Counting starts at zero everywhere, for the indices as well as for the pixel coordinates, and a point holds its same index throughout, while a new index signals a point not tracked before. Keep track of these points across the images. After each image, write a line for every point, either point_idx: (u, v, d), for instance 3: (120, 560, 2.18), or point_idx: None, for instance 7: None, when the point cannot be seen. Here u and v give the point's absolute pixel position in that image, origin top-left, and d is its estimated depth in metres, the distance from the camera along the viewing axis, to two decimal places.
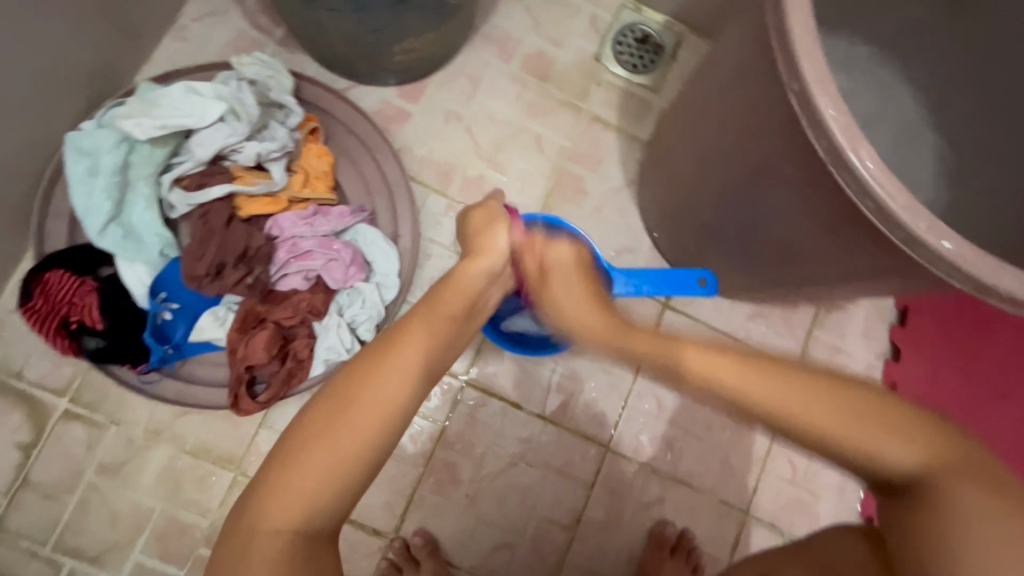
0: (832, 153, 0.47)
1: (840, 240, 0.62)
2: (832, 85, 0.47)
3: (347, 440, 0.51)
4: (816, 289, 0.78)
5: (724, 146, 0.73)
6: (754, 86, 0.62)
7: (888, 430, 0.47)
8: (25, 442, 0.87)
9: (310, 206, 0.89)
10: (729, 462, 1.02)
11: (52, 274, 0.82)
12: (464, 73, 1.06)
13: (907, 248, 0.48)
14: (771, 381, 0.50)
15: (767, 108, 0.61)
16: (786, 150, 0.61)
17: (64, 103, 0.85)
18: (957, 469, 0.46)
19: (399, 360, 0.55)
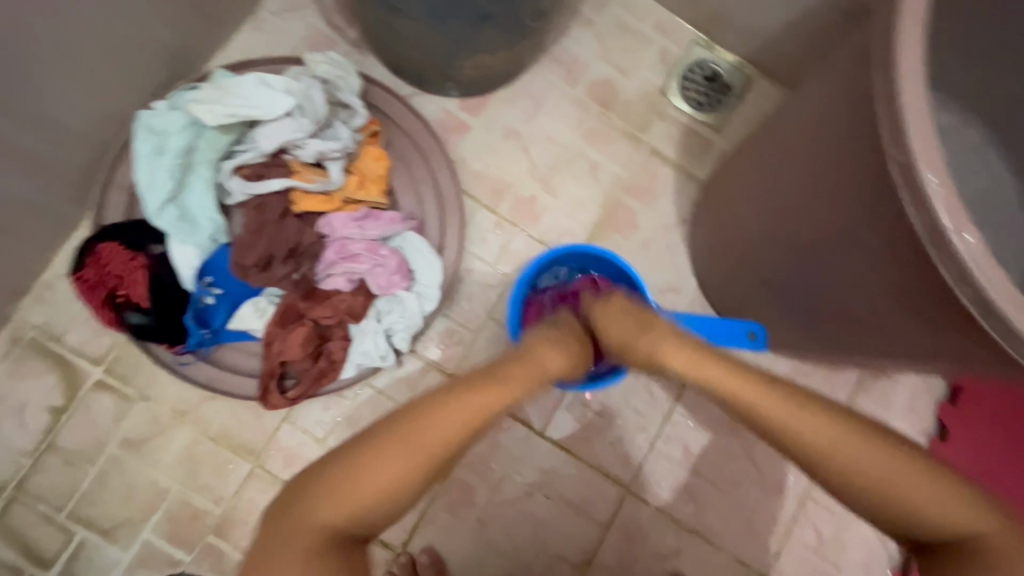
0: (932, 230, 0.45)
1: (918, 317, 0.59)
2: (941, 160, 0.44)
3: (397, 465, 0.57)
4: (873, 361, 0.75)
5: (796, 201, 0.70)
6: (843, 143, 0.60)
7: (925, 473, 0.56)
8: (56, 406, 0.87)
9: (362, 209, 0.88)
10: (753, 522, 0.98)
11: (105, 246, 0.83)
12: (528, 93, 1.06)
13: (1004, 342, 0.45)
14: (802, 414, 0.59)
15: (855, 169, 0.59)
16: (871, 214, 0.58)
17: (140, 80, 0.87)
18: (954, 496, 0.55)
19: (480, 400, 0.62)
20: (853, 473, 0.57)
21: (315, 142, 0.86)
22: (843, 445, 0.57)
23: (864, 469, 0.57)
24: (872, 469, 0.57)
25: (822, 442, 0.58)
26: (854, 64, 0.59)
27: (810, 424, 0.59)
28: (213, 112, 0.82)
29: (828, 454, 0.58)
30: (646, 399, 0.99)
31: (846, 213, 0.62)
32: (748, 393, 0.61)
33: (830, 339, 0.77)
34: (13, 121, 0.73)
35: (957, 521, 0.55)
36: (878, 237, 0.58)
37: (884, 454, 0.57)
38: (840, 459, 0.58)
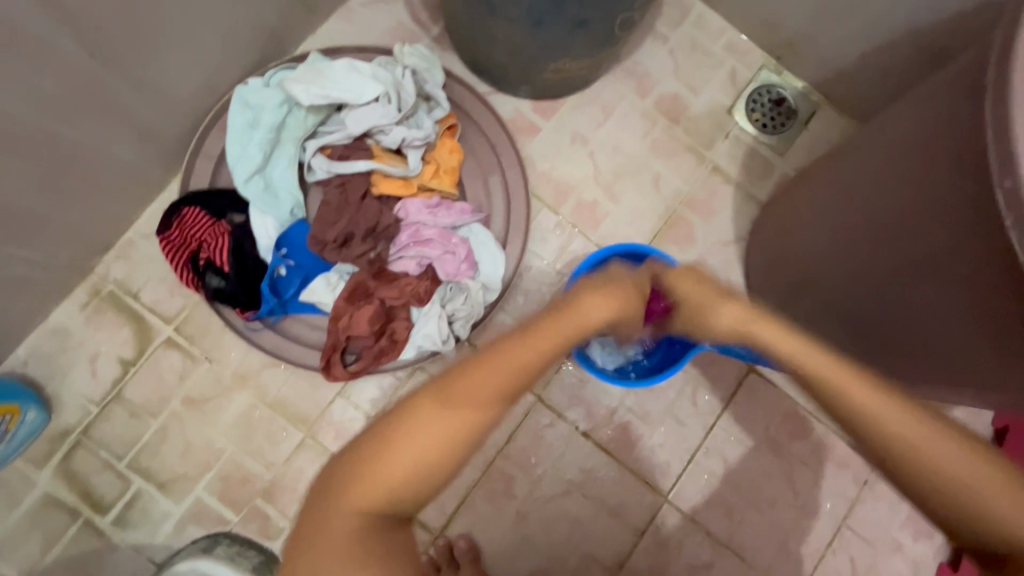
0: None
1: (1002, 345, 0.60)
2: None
3: (416, 445, 0.50)
4: (924, 391, 0.76)
5: (870, 227, 0.71)
6: (932, 173, 0.61)
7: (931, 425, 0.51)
8: (127, 358, 0.91)
9: (435, 197, 0.91)
10: (787, 544, 0.98)
11: (189, 211, 0.88)
12: (599, 101, 1.08)
13: None
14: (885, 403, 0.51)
15: (947, 198, 0.60)
16: (963, 244, 0.59)
17: (239, 58, 0.91)
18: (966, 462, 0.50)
19: (496, 373, 0.53)
20: (919, 456, 0.50)
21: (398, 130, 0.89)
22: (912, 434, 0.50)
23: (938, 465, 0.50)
24: (944, 466, 0.50)
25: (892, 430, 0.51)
26: (952, 96, 0.60)
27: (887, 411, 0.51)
28: (308, 92, 0.86)
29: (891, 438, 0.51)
30: (690, 411, 1.00)
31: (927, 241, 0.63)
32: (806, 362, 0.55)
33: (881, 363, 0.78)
34: (130, 84, 0.77)
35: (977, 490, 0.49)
36: (968, 265, 0.60)
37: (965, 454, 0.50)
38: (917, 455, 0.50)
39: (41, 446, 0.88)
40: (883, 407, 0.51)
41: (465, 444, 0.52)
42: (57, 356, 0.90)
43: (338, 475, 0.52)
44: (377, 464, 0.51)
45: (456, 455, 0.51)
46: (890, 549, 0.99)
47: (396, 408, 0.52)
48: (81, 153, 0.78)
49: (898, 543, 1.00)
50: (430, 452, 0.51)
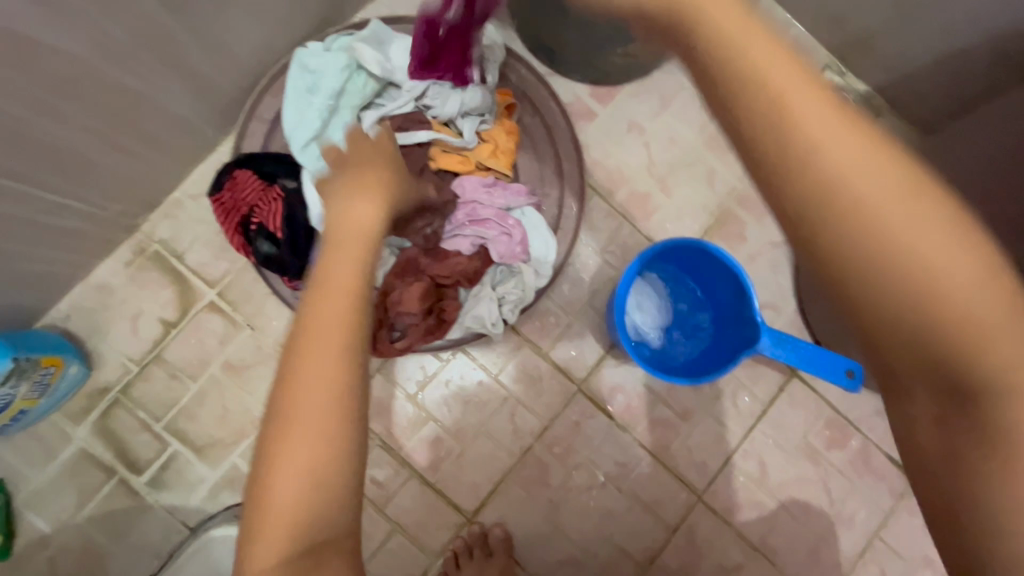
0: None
1: None
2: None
3: (293, 447, 0.46)
4: None
5: None
6: None
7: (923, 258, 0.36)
8: (169, 319, 0.90)
9: (491, 176, 0.90)
10: (819, 551, 0.97)
11: (241, 173, 0.86)
12: (657, 90, 1.06)
13: None
14: (811, 105, 0.36)
15: None
16: None
17: (300, 20, 0.89)
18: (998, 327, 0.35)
19: (318, 348, 0.48)
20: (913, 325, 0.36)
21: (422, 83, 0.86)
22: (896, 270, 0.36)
23: (903, 244, 0.35)
24: (922, 253, 0.34)
25: (821, 155, 0.35)
26: None
27: (813, 117, 0.35)
28: (378, 60, 0.86)
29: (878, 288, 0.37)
30: (730, 411, 0.99)
31: (1012, 253, 0.64)
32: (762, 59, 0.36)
33: None
34: (195, 37, 0.75)
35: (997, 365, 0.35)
36: None
37: (938, 230, 0.35)
38: (836, 192, 0.35)
39: (79, 402, 0.87)
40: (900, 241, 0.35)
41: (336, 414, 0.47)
42: (100, 312, 0.89)
43: (242, 543, 0.46)
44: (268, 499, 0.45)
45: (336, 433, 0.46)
46: (922, 563, 0.98)
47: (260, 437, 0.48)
48: (140, 105, 0.76)
49: (929, 558, 0.99)
50: (308, 453, 0.46)
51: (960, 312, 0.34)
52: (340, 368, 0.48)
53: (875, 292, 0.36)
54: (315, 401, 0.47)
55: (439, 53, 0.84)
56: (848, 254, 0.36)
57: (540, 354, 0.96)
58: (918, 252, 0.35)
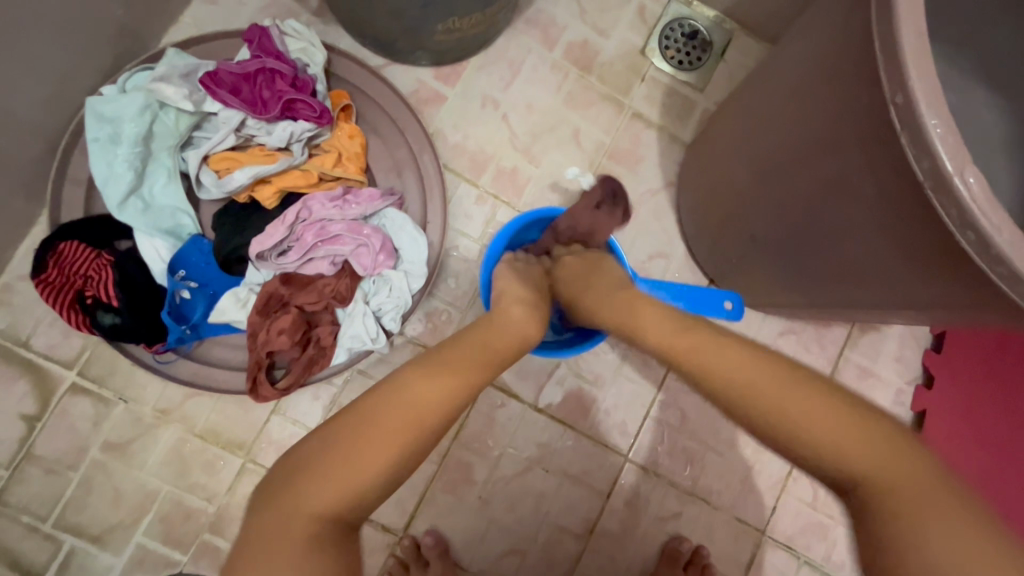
0: (962, 216, 0.43)
1: (901, 228, 0.54)
2: (971, 155, 0.42)
3: (407, 421, 0.48)
4: (899, 306, 0.64)
5: (778, 138, 0.68)
6: (816, 69, 0.60)
7: (773, 379, 0.52)
8: (30, 414, 0.83)
9: (340, 187, 0.84)
10: (751, 480, 0.99)
11: (66, 245, 0.79)
12: (504, 58, 1.02)
13: (960, 237, 0.44)
14: (784, 390, 0.51)
15: (817, 105, 0.60)
16: (854, 136, 0.56)
17: (88, 63, 0.81)
18: (836, 427, 0.48)
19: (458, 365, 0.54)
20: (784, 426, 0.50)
21: (236, 114, 0.81)
22: (765, 393, 0.52)
23: (776, 408, 0.51)
24: (792, 416, 0.50)
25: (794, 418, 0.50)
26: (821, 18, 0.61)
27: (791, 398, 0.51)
28: (182, 94, 0.79)
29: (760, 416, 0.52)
30: (640, 366, 0.98)
31: (804, 177, 0.65)
32: (737, 374, 0.54)
33: (835, 289, 0.71)
34: None
35: (835, 450, 0.47)
36: (876, 185, 0.55)
37: (796, 394, 0.51)
38: (770, 416, 0.51)
39: None
40: (748, 379, 0.53)
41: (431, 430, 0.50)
42: None
43: (310, 463, 0.46)
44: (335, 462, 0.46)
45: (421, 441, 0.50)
46: None
47: (375, 393, 0.50)
48: None
49: None
50: (387, 450, 0.47)
51: (794, 421, 0.49)
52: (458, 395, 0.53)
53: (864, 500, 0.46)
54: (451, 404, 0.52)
55: (245, 89, 0.81)
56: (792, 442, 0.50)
57: None
58: (843, 447, 0.47)
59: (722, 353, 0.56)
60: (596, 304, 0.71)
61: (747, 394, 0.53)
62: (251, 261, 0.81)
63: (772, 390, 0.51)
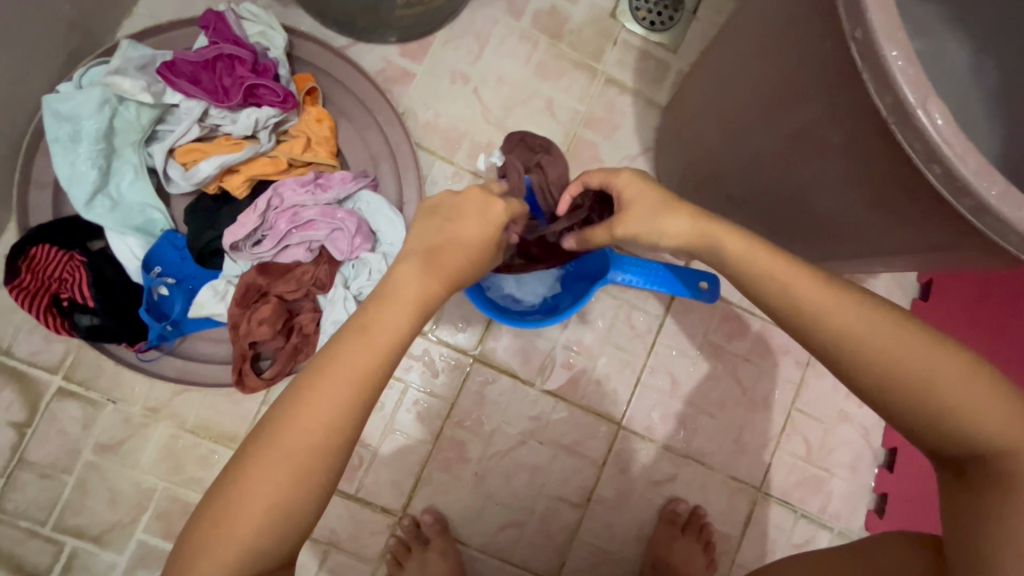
0: (926, 150, 0.42)
1: (874, 171, 0.53)
2: (934, 87, 0.41)
3: (312, 422, 0.47)
4: (879, 252, 0.64)
5: (749, 89, 0.67)
6: (780, 11, 0.59)
7: (891, 327, 0.48)
8: (19, 421, 0.83)
9: (311, 172, 0.83)
10: (744, 439, 1.00)
11: (38, 249, 0.77)
12: (471, 31, 0.99)
13: (926, 169, 0.43)
14: (897, 338, 0.48)
15: (784, 49, 0.59)
16: (820, 79, 0.55)
17: (42, 61, 0.79)
18: (952, 379, 0.46)
19: (334, 382, 0.48)
20: (900, 376, 0.47)
21: (197, 105, 0.79)
22: (886, 342, 0.48)
23: (892, 359, 0.47)
24: (908, 366, 0.47)
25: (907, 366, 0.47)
26: None
27: (898, 345, 0.48)
28: (140, 86, 0.77)
29: (879, 362, 0.48)
30: (628, 334, 0.98)
31: (777, 128, 0.63)
32: (838, 319, 0.49)
33: (814, 243, 0.70)
34: None
35: (957, 406, 0.46)
36: (844, 130, 0.54)
37: (915, 343, 0.47)
38: (885, 366, 0.47)
39: None
40: (862, 326, 0.48)
41: (323, 463, 0.48)
42: None
43: (231, 475, 0.48)
44: (223, 521, 0.47)
45: (311, 477, 0.48)
46: (839, 420, 1.02)
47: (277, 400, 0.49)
48: None
49: (844, 412, 1.02)
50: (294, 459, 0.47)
51: (911, 370, 0.47)
52: (343, 418, 0.48)
53: (957, 447, 0.47)
54: (363, 383, 0.49)
55: (205, 77, 0.79)
56: (913, 396, 0.47)
57: (426, 336, 0.94)
58: (962, 401, 0.46)
59: (819, 296, 0.50)
60: (659, 215, 0.58)
61: (853, 343, 0.48)
62: (226, 253, 0.80)
63: (878, 335, 0.48)
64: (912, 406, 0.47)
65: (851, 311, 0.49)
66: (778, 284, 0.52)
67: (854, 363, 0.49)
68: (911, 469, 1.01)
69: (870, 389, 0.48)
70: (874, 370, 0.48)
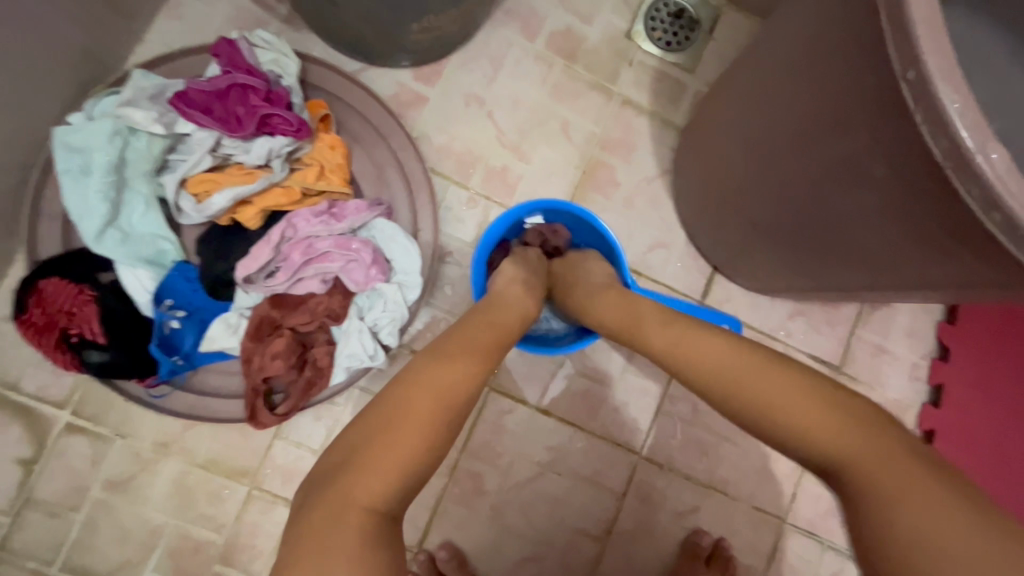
0: (985, 197, 0.40)
1: (918, 208, 0.51)
2: (993, 130, 0.39)
3: (409, 434, 0.46)
4: (916, 287, 0.61)
5: (778, 118, 0.64)
6: (811, 41, 0.57)
7: (758, 364, 0.53)
8: (26, 458, 0.81)
9: (325, 202, 0.81)
10: (768, 468, 0.97)
11: (46, 283, 0.75)
12: (485, 53, 0.98)
13: (984, 216, 0.40)
14: (761, 373, 0.52)
15: (817, 79, 0.57)
16: (860, 113, 0.53)
17: (53, 92, 0.77)
18: (809, 407, 0.48)
19: (426, 393, 0.48)
20: (767, 409, 0.50)
21: (209, 135, 0.78)
22: (750, 377, 0.52)
23: (755, 392, 0.51)
24: (769, 398, 0.50)
25: (784, 413, 0.49)
26: None
27: (778, 393, 0.50)
28: (152, 117, 0.76)
29: (746, 397, 0.52)
30: (647, 361, 0.96)
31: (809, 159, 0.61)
32: (711, 358, 0.55)
33: (846, 275, 0.68)
34: None
35: (815, 432, 0.47)
36: (887, 165, 0.52)
37: (777, 377, 0.51)
38: (755, 400, 0.51)
39: None
40: (730, 363, 0.54)
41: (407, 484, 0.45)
42: None
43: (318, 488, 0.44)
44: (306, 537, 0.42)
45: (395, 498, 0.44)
46: None
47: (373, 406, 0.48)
48: None
49: None
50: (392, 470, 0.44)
51: (772, 402, 0.50)
52: (428, 439, 0.47)
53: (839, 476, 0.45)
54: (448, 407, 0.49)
55: (218, 107, 0.77)
56: (781, 427, 0.49)
57: None
58: (823, 430, 0.47)
59: (703, 344, 0.56)
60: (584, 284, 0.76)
61: (725, 380, 0.54)
62: (238, 285, 0.78)
63: (746, 373, 0.53)
64: (787, 438, 0.49)
65: (734, 358, 0.54)
66: (670, 340, 0.59)
67: (731, 401, 0.53)
68: None
69: (752, 427, 0.52)
70: (749, 406, 0.52)
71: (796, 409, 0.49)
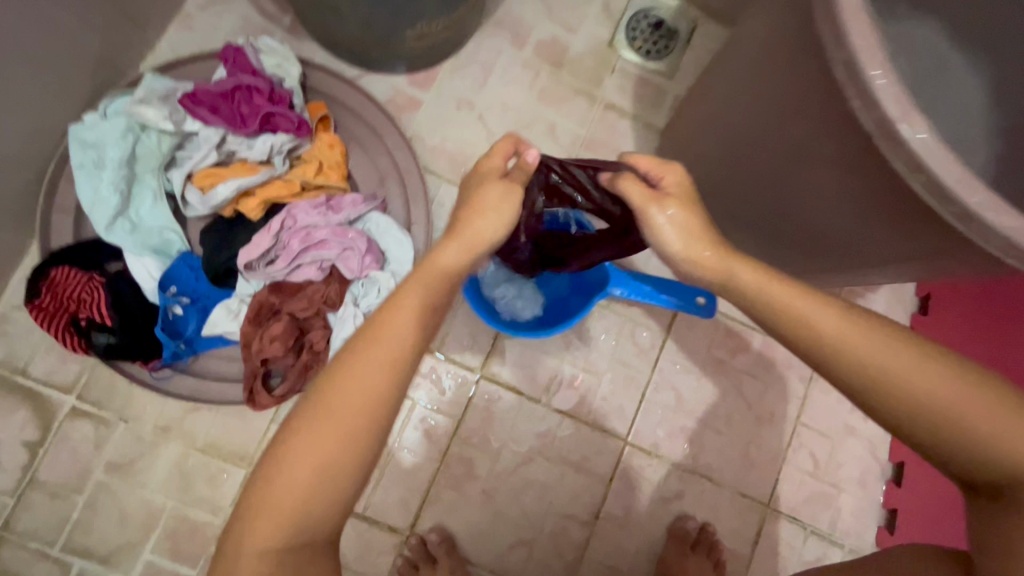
0: (911, 161, 0.44)
1: (869, 182, 0.56)
2: (915, 103, 0.44)
3: (352, 396, 0.49)
4: (878, 262, 0.65)
5: (743, 110, 0.70)
6: (769, 37, 0.62)
7: (864, 327, 0.49)
8: (32, 441, 0.84)
9: (323, 195, 0.86)
10: (751, 455, 1.00)
11: (58, 271, 0.80)
12: (476, 60, 1.04)
13: (912, 179, 0.45)
14: (873, 340, 0.49)
15: (774, 72, 0.62)
16: (811, 99, 0.58)
17: (70, 94, 0.83)
18: (931, 374, 0.47)
19: (372, 361, 0.50)
20: (880, 379, 0.48)
21: (215, 132, 0.83)
22: (866, 344, 0.48)
23: (872, 359, 0.48)
24: (886, 365, 0.48)
25: (908, 376, 0.47)
26: None
27: (903, 364, 0.48)
28: (162, 115, 0.81)
29: (862, 363, 0.48)
30: (632, 350, 1.00)
31: (772, 145, 0.66)
32: (824, 323, 0.50)
33: (815, 255, 0.72)
34: None
35: (946, 403, 0.46)
36: (837, 144, 0.57)
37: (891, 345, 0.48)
38: (868, 367, 0.48)
39: None
40: (842, 329, 0.49)
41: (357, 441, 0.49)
42: None
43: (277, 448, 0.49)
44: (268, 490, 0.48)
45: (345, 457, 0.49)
46: (845, 434, 1.02)
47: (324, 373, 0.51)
48: None
49: (851, 427, 1.02)
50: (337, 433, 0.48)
51: (891, 371, 0.48)
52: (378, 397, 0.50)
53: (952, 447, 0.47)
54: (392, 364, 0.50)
55: (224, 107, 0.83)
56: (900, 399, 0.48)
57: (434, 355, 0.95)
58: (948, 400, 0.46)
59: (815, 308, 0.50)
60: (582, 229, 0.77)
61: (837, 346, 0.49)
62: (240, 273, 0.83)
63: (858, 337, 0.49)
64: (904, 408, 0.48)
65: (844, 324, 0.49)
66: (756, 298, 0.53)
67: (839, 369, 0.50)
68: (921, 483, 1.00)
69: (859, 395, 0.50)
70: (861, 374, 0.49)
71: (917, 376, 0.47)
